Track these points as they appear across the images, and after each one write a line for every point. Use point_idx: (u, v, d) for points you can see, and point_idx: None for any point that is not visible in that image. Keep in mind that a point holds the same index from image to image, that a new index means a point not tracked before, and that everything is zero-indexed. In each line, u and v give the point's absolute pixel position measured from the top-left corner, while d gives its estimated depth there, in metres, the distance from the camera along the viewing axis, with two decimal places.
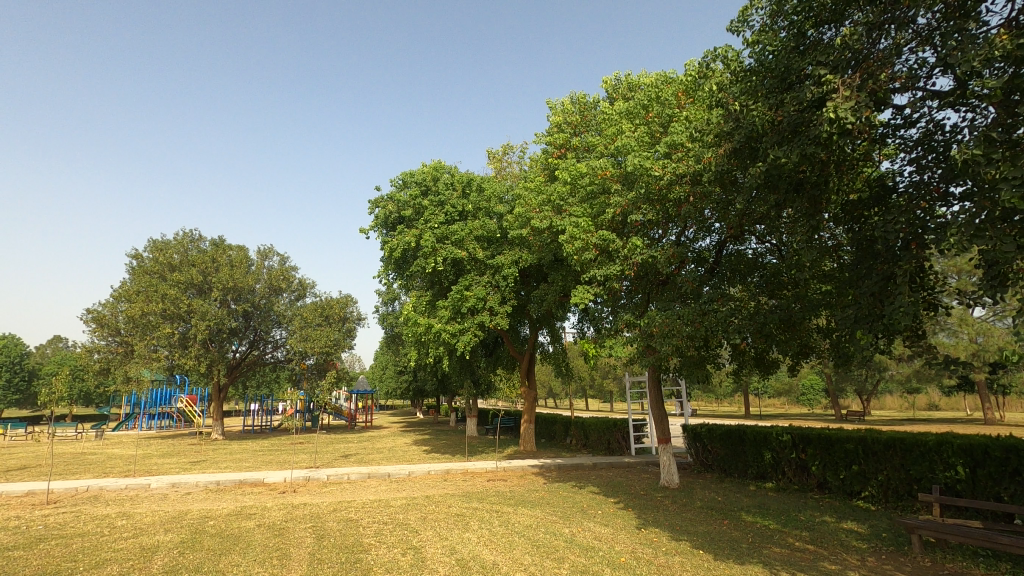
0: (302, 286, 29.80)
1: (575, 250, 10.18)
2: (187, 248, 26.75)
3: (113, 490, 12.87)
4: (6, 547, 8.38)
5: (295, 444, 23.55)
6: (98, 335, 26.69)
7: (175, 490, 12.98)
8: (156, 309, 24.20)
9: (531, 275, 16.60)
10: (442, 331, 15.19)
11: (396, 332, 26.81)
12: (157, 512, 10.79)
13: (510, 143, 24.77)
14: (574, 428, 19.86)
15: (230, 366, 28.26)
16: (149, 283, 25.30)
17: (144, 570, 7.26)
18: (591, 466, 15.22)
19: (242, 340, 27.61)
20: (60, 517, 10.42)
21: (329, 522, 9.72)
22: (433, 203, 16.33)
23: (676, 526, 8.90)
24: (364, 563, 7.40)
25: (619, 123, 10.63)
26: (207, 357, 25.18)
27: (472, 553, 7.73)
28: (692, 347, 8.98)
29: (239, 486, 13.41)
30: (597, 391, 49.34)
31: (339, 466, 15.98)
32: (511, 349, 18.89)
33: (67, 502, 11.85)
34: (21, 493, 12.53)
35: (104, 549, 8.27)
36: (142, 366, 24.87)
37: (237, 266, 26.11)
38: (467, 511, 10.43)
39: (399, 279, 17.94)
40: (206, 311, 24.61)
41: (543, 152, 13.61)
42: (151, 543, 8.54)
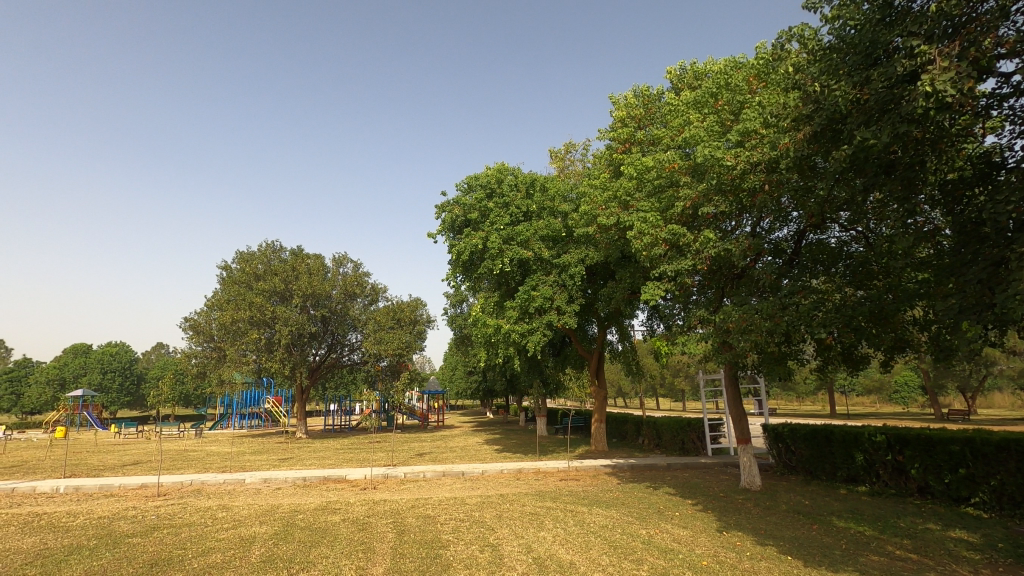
0: (374, 290, 30.97)
1: (644, 246, 10.00)
2: (270, 258, 28.42)
3: (213, 484, 13.94)
4: (125, 535, 9.27)
5: (373, 442, 24.55)
6: (195, 341, 28.87)
7: (268, 485, 13.88)
8: (245, 316, 25.92)
9: (598, 272, 16.46)
10: (512, 331, 15.32)
11: (464, 333, 27.30)
12: (252, 505, 11.56)
13: (572, 142, 24.63)
14: (646, 428, 19.47)
15: (311, 368, 29.81)
16: (237, 292, 27.12)
17: (243, 559, 7.82)
18: (665, 467, 14.86)
19: (322, 344, 29.09)
20: (169, 509, 11.40)
21: (408, 518, 10.05)
22: (498, 204, 16.55)
23: (761, 531, 8.52)
24: (443, 559, 7.61)
25: (686, 113, 10.33)
26: (291, 361, 26.72)
27: (549, 552, 7.76)
28: (772, 342, 8.57)
29: (324, 482, 14.12)
30: (668, 390, 48.15)
31: (414, 465, 16.48)
32: (579, 349, 18.78)
33: (176, 494, 12.95)
34: (135, 486, 13.80)
35: (208, 538, 8.96)
36: (233, 369, 26.72)
37: (315, 274, 27.52)
38: (541, 510, 10.46)
39: (467, 282, 18.29)
40: (288, 317, 26.15)
41: (608, 148, 13.43)
42: (249, 534, 9.17)
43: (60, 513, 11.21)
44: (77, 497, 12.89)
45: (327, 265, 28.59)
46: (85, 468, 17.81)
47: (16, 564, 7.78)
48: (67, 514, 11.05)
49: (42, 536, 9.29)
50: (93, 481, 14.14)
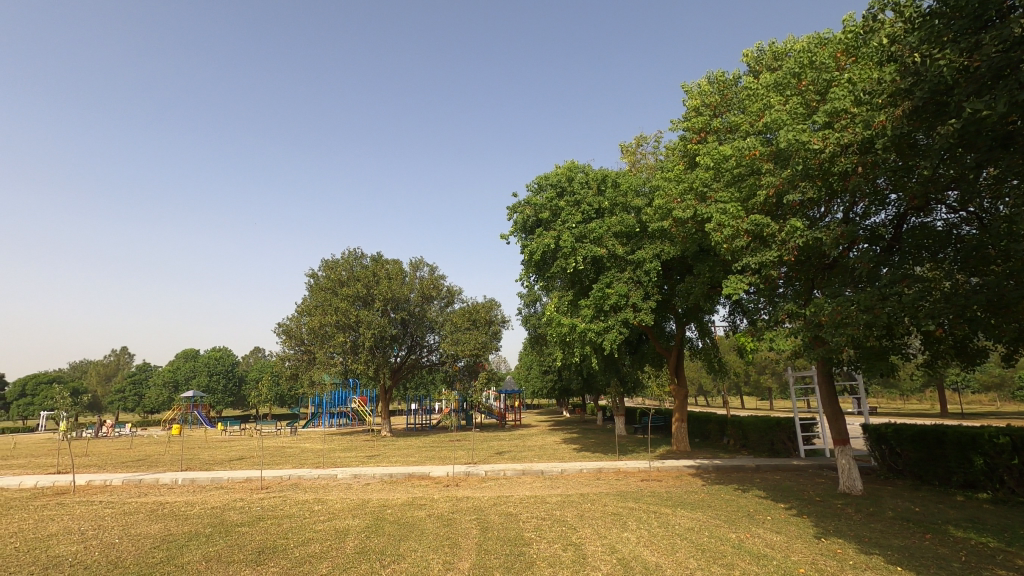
0: (450, 292, 31.78)
1: (724, 239, 9.63)
2: (353, 265, 29.85)
3: (309, 479, 14.87)
4: (235, 524, 10.10)
5: (454, 440, 25.19)
6: (288, 344, 30.22)
7: (358, 481, 14.62)
8: (331, 321, 27.35)
9: (674, 268, 16.00)
10: (587, 330, 15.19)
11: (539, 333, 27.41)
12: (345, 500, 12.24)
13: (643, 135, 24.13)
14: (731, 427, 18.68)
15: (393, 369, 31.02)
16: (324, 298, 28.66)
17: (340, 550, 8.31)
18: (754, 469, 14.19)
19: (402, 346, 30.24)
20: (272, 501, 12.31)
21: (491, 516, 10.24)
22: (569, 203, 16.55)
23: (864, 539, 7.93)
24: (527, 556, 7.69)
25: (766, 98, 9.85)
26: (374, 362, 27.96)
27: (634, 554, 7.63)
28: (872, 336, 7.97)
29: (409, 478, 14.69)
30: (754, 387, 45.97)
31: (494, 463, 16.74)
32: (657, 346, 18.33)
33: (276, 488, 13.94)
34: (241, 479, 15.02)
35: (307, 529, 9.59)
36: (323, 370, 28.13)
37: (394, 279, 28.66)
38: (623, 510, 10.30)
39: (541, 282, 18.41)
40: (371, 320, 27.38)
41: (681, 139, 13.04)
42: (343, 527, 9.72)
43: (180, 502, 12.41)
44: (193, 488, 14.20)
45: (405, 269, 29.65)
46: (198, 462, 19.52)
47: (146, 547, 8.69)
48: (185, 503, 12.20)
49: (165, 523, 10.32)
50: (206, 475, 15.49)
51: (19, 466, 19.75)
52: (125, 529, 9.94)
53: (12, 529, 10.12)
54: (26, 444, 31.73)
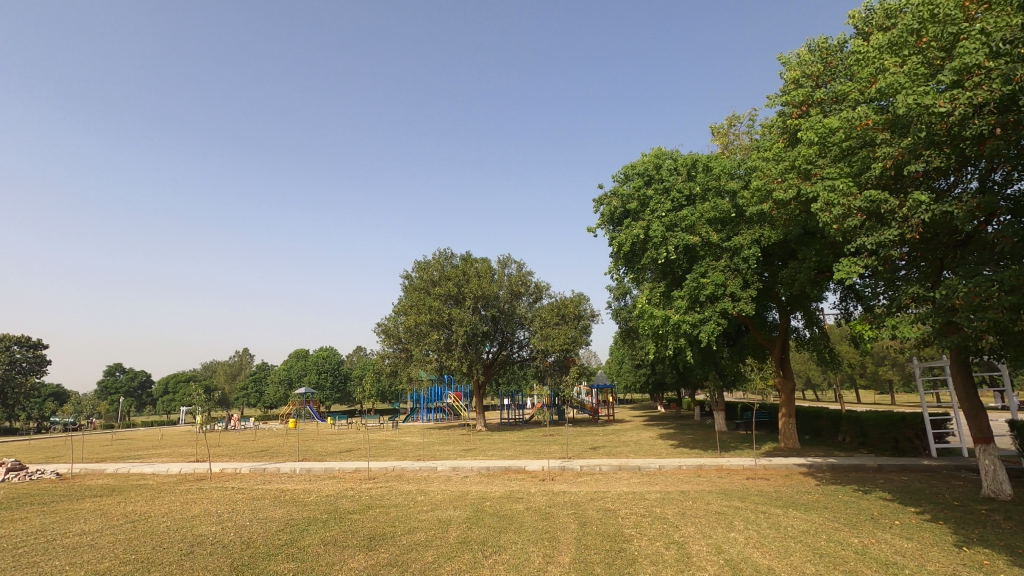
0: (538, 288, 31.95)
1: (834, 219, 8.87)
2: (444, 265, 30.78)
3: (412, 471, 15.60)
4: (349, 512, 10.82)
5: (548, 435, 25.33)
6: (387, 343, 31.62)
7: (456, 473, 15.11)
8: (426, 319, 28.33)
9: (776, 253, 15.00)
10: (682, 322, 14.67)
11: (630, 327, 26.81)
12: (445, 491, 12.71)
13: (735, 114, 22.84)
14: (847, 423, 17.24)
15: (486, 365, 31.74)
16: (418, 298, 29.76)
17: (444, 539, 8.63)
18: (876, 469, 12.99)
19: (494, 342, 30.85)
20: (380, 491, 13.07)
21: (589, 511, 10.16)
22: (658, 191, 16.10)
23: (1017, 550, 7.00)
24: (628, 553, 7.56)
25: (879, 62, 8.97)
26: (467, 359, 28.79)
27: (743, 555, 7.26)
28: (1021, 319, 7.00)
29: (506, 472, 14.95)
30: (871, 380, 42.21)
31: (590, 457, 16.65)
32: (759, 338, 17.31)
33: (382, 478, 14.75)
34: (352, 469, 16.09)
35: (413, 518, 10.05)
36: (419, 367, 29.30)
37: (483, 277, 29.30)
38: (728, 509, 9.82)
39: (631, 274, 18.03)
40: (463, 318, 28.19)
41: (779, 114, 12.17)
42: (445, 517, 10.08)
43: (298, 490, 13.48)
44: (310, 477, 15.41)
45: (493, 267, 30.18)
46: (313, 453, 21.11)
47: (273, 530, 9.54)
48: (303, 491, 13.25)
49: (288, 509, 11.26)
50: (320, 465, 16.72)
51: (166, 455, 22.38)
52: (254, 513, 10.96)
53: (164, 510, 11.49)
54: (170, 436, 35.92)
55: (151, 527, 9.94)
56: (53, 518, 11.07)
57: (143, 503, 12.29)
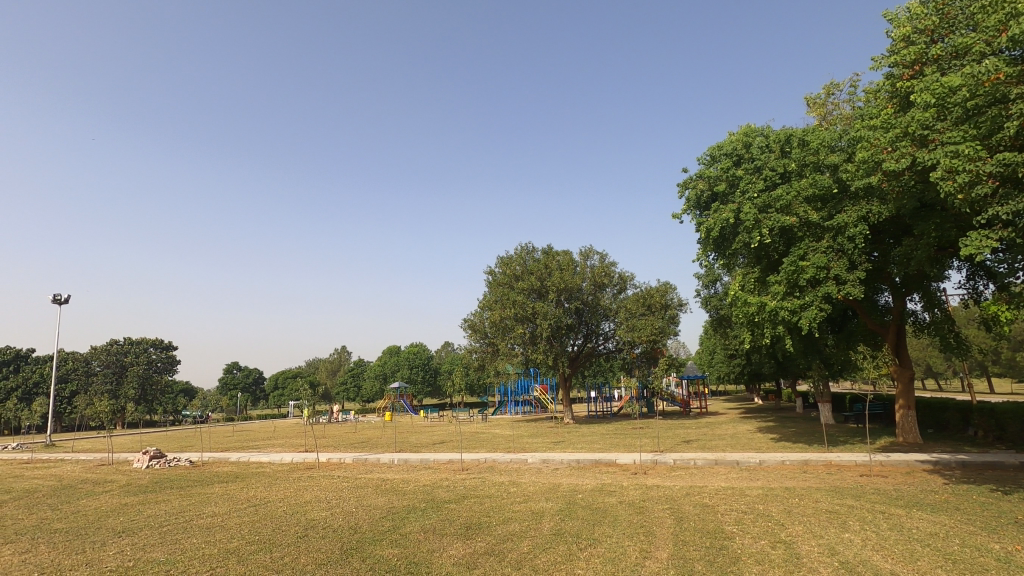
0: (622, 279, 31.39)
1: (960, 187, 7.96)
2: (525, 259, 30.96)
3: (503, 462, 15.89)
4: (445, 501, 11.22)
5: (638, 428, 24.81)
6: (474, 338, 32.31)
7: (547, 465, 15.20)
8: (511, 314, 28.59)
9: (886, 230, 13.71)
10: (779, 308, 13.80)
11: (722, 315, 25.59)
12: (537, 483, 12.83)
13: (834, 83, 21.10)
14: (979, 415, 15.47)
15: (572, 358, 31.64)
16: (502, 293, 30.13)
17: (538, 530, 8.72)
18: (1017, 468, 11.55)
19: (578, 335, 30.65)
20: (474, 482, 13.43)
21: (686, 506, 9.85)
22: (749, 171, 15.27)
23: None
24: (731, 551, 7.25)
25: (1009, 6, 7.99)
26: (553, 352, 28.85)
27: (860, 558, 6.72)
28: None
29: (596, 465, 14.83)
30: (1007, 367, 37.56)
31: (683, 451, 16.12)
32: (870, 323, 15.93)
33: (475, 470, 15.13)
34: (446, 461, 16.67)
35: (507, 509, 10.23)
36: (506, 361, 29.74)
37: (565, 269, 29.20)
38: (840, 508, 9.13)
39: (721, 260, 17.23)
40: (547, 311, 28.20)
41: (887, 76, 11.07)
42: (538, 509, 10.17)
43: (397, 480, 14.15)
44: (407, 467, 16.14)
45: (576, 259, 29.99)
46: (409, 445, 22.07)
47: (377, 516, 10.10)
48: (402, 481, 13.90)
49: (389, 497, 11.86)
50: (416, 456, 17.45)
51: (279, 446, 24.31)
52: (359, 500, 11.65)
53: (280, 495, 12.50)
54: (281, 428, 38.97)
55: (271, 511, 10.86)
56: (189, 501, 12.38)
57: (262, 489, 13.45)
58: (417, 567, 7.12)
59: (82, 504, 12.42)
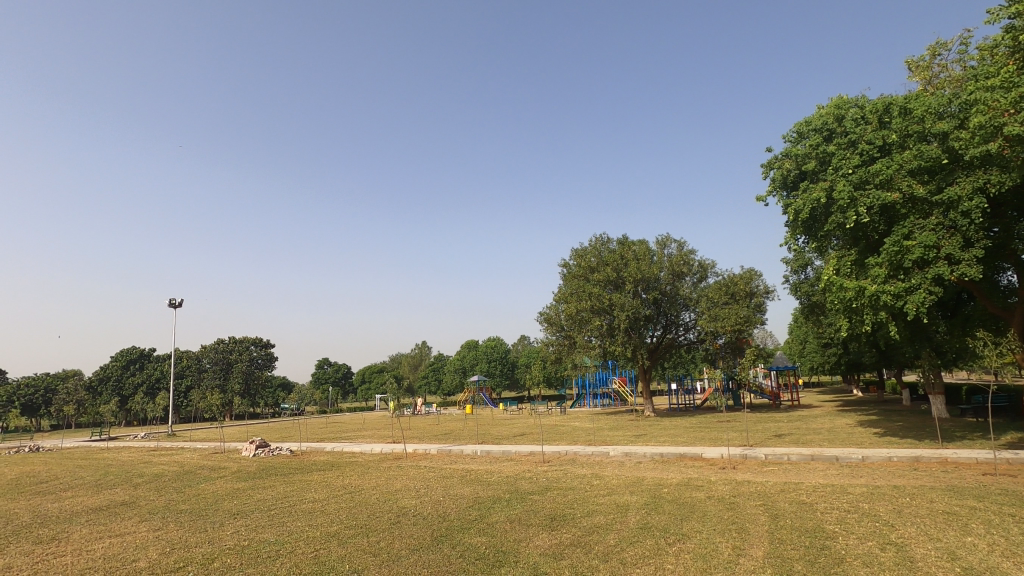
0: (702, 267, 30.28)
1: None
2: (600, 251, 30.60)
3: (585, 455, 15.84)
4: (529, 492, 11.36)
5: (724, 421, 23.92)
6: (550, 332, 32.35)
7: (630, 459, 14.98)
8: (587, 306, 28.32)
9: (1008, 202, 12.32)
10: (881, 293, 12.71)
11: (815, 302, 24.01)
12: (620, 476, 12.68)
13: (941, 42, 19.12)
14: None
15: (651, 350, 30.97)
16: (578, 285, 29.92)
17: (623, 523, 8.64)
18: None
19: (657, 326, 29.91)
20: (556, 474, 13.49)
21: (781, 503, 9.38)
22: (842, 146, 14.24)
23: None
24: (834, 551, 6.83)
25: None
26: (631, 344, 28.32)
27: (986, 565, 6.11)
28: None
29: (681, 459, 14.43)
30: None
31: (775, 446, 15.33)
32: (990, 307, 14.36)
33: (556, 462, 15.19)
34: (527, 452, 16.86)
35: (591, 502, 10.21)
36: (583, 354, 29.62)
37: (642, 259, 28.56)
38: (960, 509, 8.33)
39: (812, 243, 16.19)
40: (624, 303, 27.70)
41: (1006, 30, 9.96)
42: (623, 502, 10.05)
43: (481, 471, 14.50)
44: (490, 459, 16.49)
45: (653, 248, 29.25)
46: (490, 437, 22.54)
47: (464, 505, 10.40)
48: (485, 472, 14.22)
49: (474, 487, 12.19)
50: (498, 448, 17.79)
51: (369, 437, 25.65)
52: (446, 490, 12.04)
53: (372, 484, 13.17)
54: (370, 420, 41.00)
55: (365, 498, 11.48)
56: (292, 487, 13.36)
57: (356, 477, 14.24)
58: (505, 555, 7.27)
59: (201, 488, 13.74)
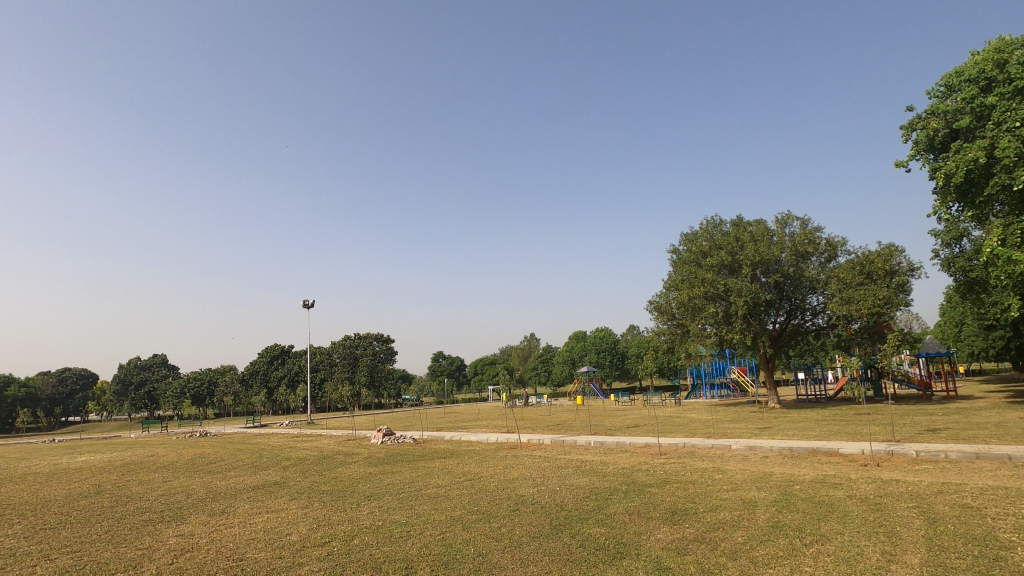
0: (831, 245, 27.61)
1: None
2: (712, 234, 29.11)
3: (704, 448, 15.19)
4: (647, 484, 11.13)
5: (863, 414, 21.74)
6: (661, 321, 31.32)
7: (754, 453, 14.14)
8: (700, 293, 27.02)
9: None
10: None
11: (973, 278, 20.94)
12: (744, 471, 12.01)
13: None
14: None
15: (773, 337, 28.95)
16: (690, 271, 28.66)
17: (752, 520, 8.16)
18: None
19: (780, 311, 27.83)
20: (674, 466, 13.08)
21: (940, 505, 8.33)
22: (1005, 96, 12.31)
23: None
24: (1011, 564, 5.94)
25: None
26: (751, 331, 26.60)
27: None
28: None
29: (814, 454, 13.36)
30: None
31: (928, 442, 13.64)
32: None
33: (673, 455, 14.74)
34: (642, 444, 16.53)
35: (713, 497, 9.76)
36: (698, 342, 28.37)
37: (760, 240, 26.68)
38: None
39: (968, 211, 14.17)
40: (741, 288, 26.04)
41: None
42: (750, 498, 9.49)
43: (596, 461, 14.46)
44: (604, 450, 16.40)
45: (772, 228, 27.24)
46: (603, 428, 22.35)
47: (580, 496, 10.45)
48: (600, 463, 14.16)
49: (590, 478, 12.18)
50: (611, 439, 17.61)
51: (484, 427, 26.56)
52: (562, 479, 12.15)
53: (490, 472, 13.65)
54: (484, 410, 42.45)
55: (484, 486, 11.93)
56: (417, 473, 14.23)
57: (475, 465, 14.84)
58: (626, 547, 7.19)
59: (339, 471, 15.10)
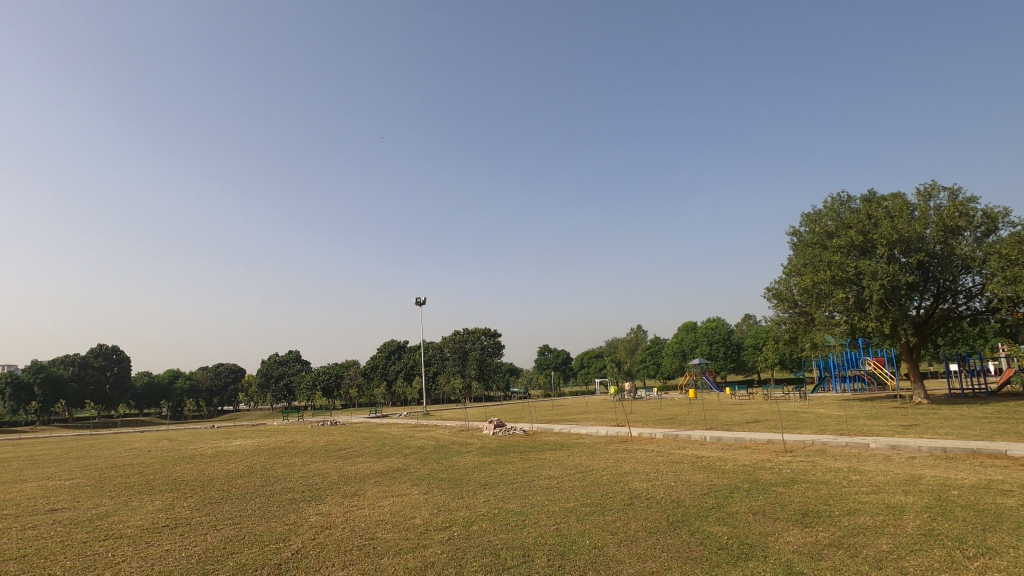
0: (989, 217, 23.96)
1: None
2: (839, 213, 26.57)
3: (837, 446, 13.93)
4: (772, 483, 10.42)
5: None
6: (782, 309, 29.14)
7: (898, 453, 12.71)
8: (826, 278, 24.79)
9: None
10: None
11: None
12: (887, 472, 10.84)
13: None
14: None
15: (918, 323, 25.79)
16: (813, 255, 26.37)
17: (899, 527, 7.34)
18: None
19: (925, 295, 24.72)
20: (802, 465, 12.12)
21: None
22: None
23: None
24: None
25: None
26: (889, 318, 23.87)
27: None
28: None
29: (974, 456, 11.73)
30: None
31: None
32: None
33: (801, 452, 13.68)
34: (765, 440, 15.51)
35: (851, 499, 8.89)
36: (825, 331, 26.08)
37: (897, 216, 23.81)
38: None
39: None
40: (876, 270, 23.37)
41: None
42: (897, 502, 8.53)
43: (712, 457, 13.82)
44: (721, 446, 15.63)
45: (912, 202, 24.24)
46: (719, 423, 21.30)
47: (698, 493, 10.03)
48: (718, 459, 13.49)
49: (708, 474, 11.64)
50: (729, 435, 16.73)
51: (593, 420, 26.42)
52: (677, 475, 11.74)
53: (601, 465, 13.54)
54: (592, 404, 42.19)
55: (596, 479, 11.85)
56: (528, 464, 14.48)
57: (586, 459, 14.81)
58: (752, 548, 6.80)
59: (454, 460, 15.80)
